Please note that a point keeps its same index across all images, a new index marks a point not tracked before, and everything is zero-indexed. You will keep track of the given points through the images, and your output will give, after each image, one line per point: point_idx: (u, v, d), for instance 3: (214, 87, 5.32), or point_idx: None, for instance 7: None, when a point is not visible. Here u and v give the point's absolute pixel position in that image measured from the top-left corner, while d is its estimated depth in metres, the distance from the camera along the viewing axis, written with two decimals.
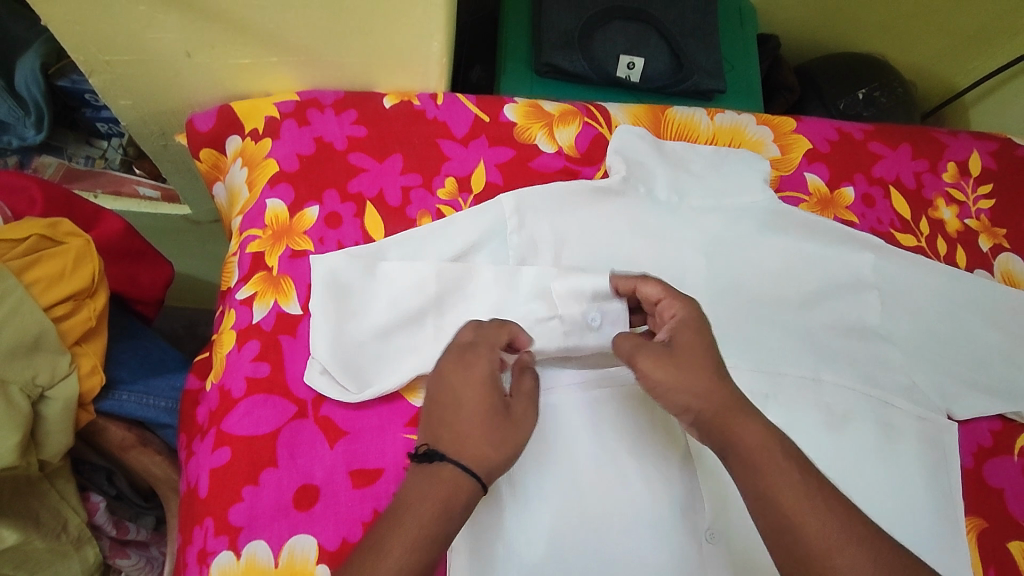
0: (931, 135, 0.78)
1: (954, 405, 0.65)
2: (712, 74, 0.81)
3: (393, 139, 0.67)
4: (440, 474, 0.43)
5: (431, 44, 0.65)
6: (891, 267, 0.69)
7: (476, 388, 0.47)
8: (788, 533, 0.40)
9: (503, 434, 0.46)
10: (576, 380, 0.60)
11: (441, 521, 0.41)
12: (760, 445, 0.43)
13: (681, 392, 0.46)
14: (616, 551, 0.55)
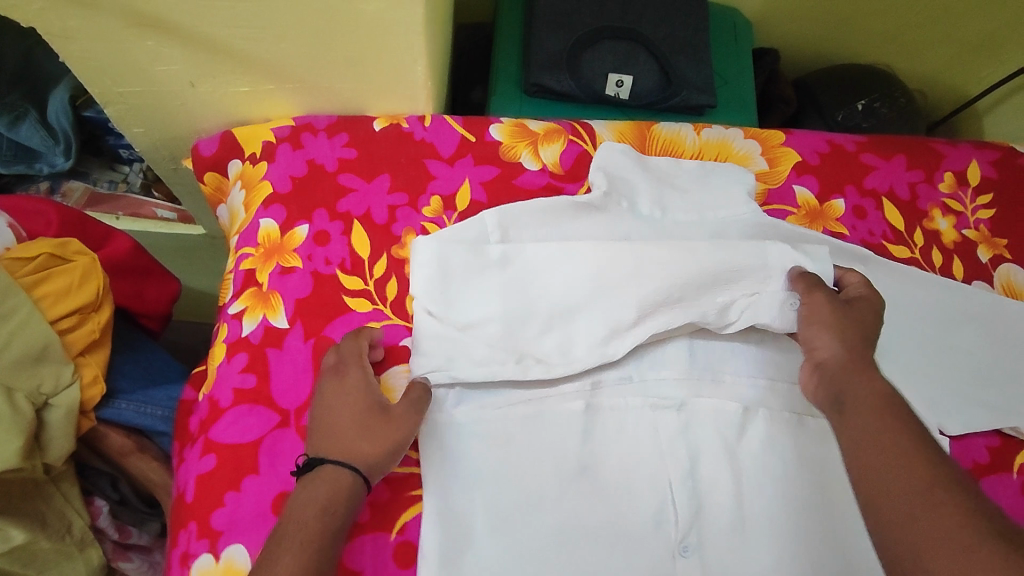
0: (928, 145, 0.76)
1: (948, 421, 0.63)
2: (702, 90, 0.81)
3: (381, 160, 0.69)
4: (318, 476, 0.52)
5: (415, 69, 0.67)
6: (883, 282, 0.68)
7: (343, 401, 0.56)
8: (887, 477, 0.46)
9: (377, 432, 0.54)
10: (568, 394, 0.61)
11: (329, 518, 0.49)
12: (875, 410, 0.50)
13: (823, 338, 0.56)
14: (591, 565, 0.55)
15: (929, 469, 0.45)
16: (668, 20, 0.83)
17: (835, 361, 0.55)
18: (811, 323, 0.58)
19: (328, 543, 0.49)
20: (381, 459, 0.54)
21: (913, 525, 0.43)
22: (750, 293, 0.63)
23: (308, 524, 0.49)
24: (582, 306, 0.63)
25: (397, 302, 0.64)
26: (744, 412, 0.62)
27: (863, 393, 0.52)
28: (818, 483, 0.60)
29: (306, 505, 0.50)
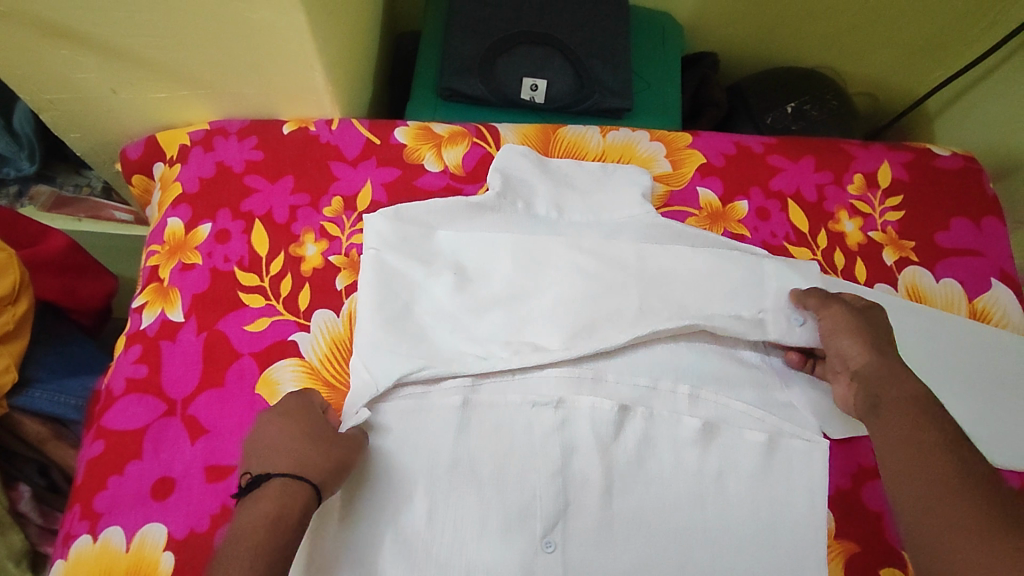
0: (839, 146, 0.76)
1: (829, 423, 0.63)
2: (618, 93, 0.82)
3: (286, 162, 0.72)
4: (266, 492, 0.50)
5: (315, 73, 0.69)
6: (789, 282, 0.66)
7: (291, 426, 0.55)
8: (919, 468, 0.49)
9: (329, 447, 0.54)
10: (457, 388, 0.61)
11: (283, 531, 0.48)
12: (908, 406, 0.53)
13: (849, 345, 0.59)
14: (459, 556, 0.56)
15: (956, 462, 0.48)
16: (586, 24, 0.85)
17: (869, 367, 0.57)
18: (839, 332, 0.61)
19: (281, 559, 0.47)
20: (333, 473, 0.53)
21: (926, 517, 0.47)
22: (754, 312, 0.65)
23: (262, 538, 0.47)
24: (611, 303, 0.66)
25: (290, 297, 0.66)
26: (622, 410, 0.62)
27: (899, 391, 0.54)
28: (693, 485, 0.60)
29: (258, 521, 0.48)
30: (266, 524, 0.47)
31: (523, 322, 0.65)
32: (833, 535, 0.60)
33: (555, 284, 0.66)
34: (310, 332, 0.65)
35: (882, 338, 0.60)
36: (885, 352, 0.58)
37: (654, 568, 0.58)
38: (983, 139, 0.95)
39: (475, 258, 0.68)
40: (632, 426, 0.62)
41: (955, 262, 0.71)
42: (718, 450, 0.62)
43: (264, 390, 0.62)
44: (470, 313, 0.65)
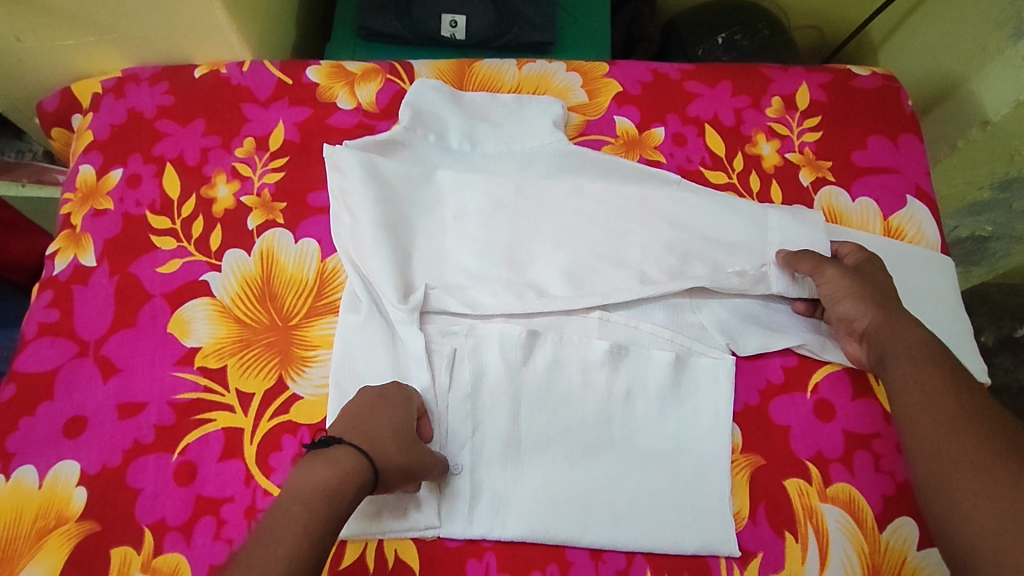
0: (757, 70, 0.76)
1: (738, 341, 0.62)
2: (538, 27, 0.81)
3: (197, 106, 0.71)
4: (333, 459, 0.48)
5: (215, 12, 0.68)
6: (799, 231, 0.65)
7: (386, 411, 0.53)
8: (920, 412, 0.51)
9: (407, 446, 0.52)
10: (470, 331, 0.62)
11: (334, 505, 0.46)
12: (916, 355, 0.54)
13: (848, 307, 0.59)
14: (474, 483, 0.58)
15: (960, 402, 0.50)
16: None
17: (873, 325, 0.58)
18: (837, 296, 0.60)
19: (322, 529, 0.45)
20: (396, 467, 0.51)
21: (935, 458, 0.48)
22: (759, 264, 0.64)
23: (311, 508, 0.45)
24: (614, 252, 0.66)
25: (201, 238, 0.66)
26: (530, 336, 0.62)
27: (907, 343, 0.55)
28: (600, 406, 0.60)
29: (319, 486, 0.46)
30: (320, 493, 0.46)
31: (527, 263, 0.65)
32: (739, 450, 0.59)
33: (540, 225, 0.67)
34: (221, 272, 0.64)
35: (885, 290, 0.59)
36: (886, 305, 0.58)
37: (558, 486, 0.57)
38: (917, 67, 0.94)
39: (474, 198, 0.67)
40: (541, 352, 0.62)
41: (871, 181, 0.71)
42: (626, 371, 0.61)
43: (176, 328, 0.62)
44: (416, 258, 0.65)
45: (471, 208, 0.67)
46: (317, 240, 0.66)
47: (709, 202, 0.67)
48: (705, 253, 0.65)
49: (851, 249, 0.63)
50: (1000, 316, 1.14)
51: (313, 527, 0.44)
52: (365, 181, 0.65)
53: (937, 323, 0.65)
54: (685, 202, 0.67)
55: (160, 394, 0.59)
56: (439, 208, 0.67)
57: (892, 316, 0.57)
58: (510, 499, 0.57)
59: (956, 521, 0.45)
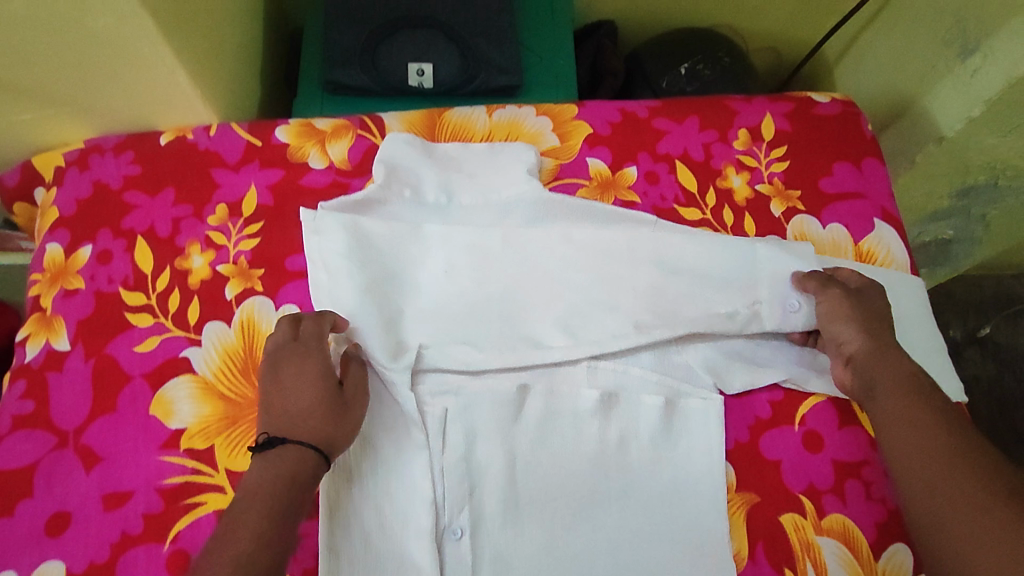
0: (722, 103, 0.77)
1: (724, 379, 0.63)
2: (505, 70, 0.82)
3: (166, 174, 0.70)
4: (282, 455, 0.50)
5: (179, 80, 0.67)
6: (786, 265, 0.66)
7: (313, 388, 0.54)
8: (913, 447, 0.52)
9: (338, 407, 0.55)
10: (457, 389, 0.62)
11: (295, 490, 0.49)
12: (906, 387, 0.56)
13: (846, 331, 0.61)
14: (473, 546, 0.57)
15: (948, 438, 0.51)
16: (468, 2, 0.83)
17: (863, 353, 0.59)
18: (835, 318, 0.61)
19: (288, 514, 0.48)
20: (342, 435, 0.54)
21: (929, 494, 0.50)
22: (750, 302, 0.65)
23: (275, 499, 0.48)
24: (597, 297, 0.67)
25: (179, 313, 0.65)
26: (520, 390, 0.62)
27: (896, 374, 0.57)
28: (595, 456, 0.61)
29: (276, 479, 0.49)
30: (282, 486, 0.48)
31: (512, 316, 0.66)
32: (735, 488, 0.61)
33: (522, 274, 0.67)
34: (201, 346, 0.63)
35: (880, 319, 0.61)
36: (880, 335, 0.60)
37: (559, 542, 0.58)
38: (873, 84, 0.97)
39: (453, 253, 0.67)
40: (532, 404, 0.62)
41: (839, 207, 0.72)
42: (618, 418, 0.62)
43: (159, 410, 0.60)
44: (400, 316, 0.64)
45: (452, 264, 0.67)
46: (299, 304, 0.66)
47: (686, 239, 0.68)
48: (686, 291, 0.66)
49: (849, 275, 0.65)
50: (975, 311, 1.22)
51: (282, 516, 0.47)
52: (346, 242, 0.65)
53: (913, 345, 0.67)
54: (663, 241, 0.68)
55: (146, 481, 0.58)
56: (418, 265, 0.67)
57: (885, 346, 0.59)
58: (514, 560, 0.57)
59: (953, 559, 0.46)
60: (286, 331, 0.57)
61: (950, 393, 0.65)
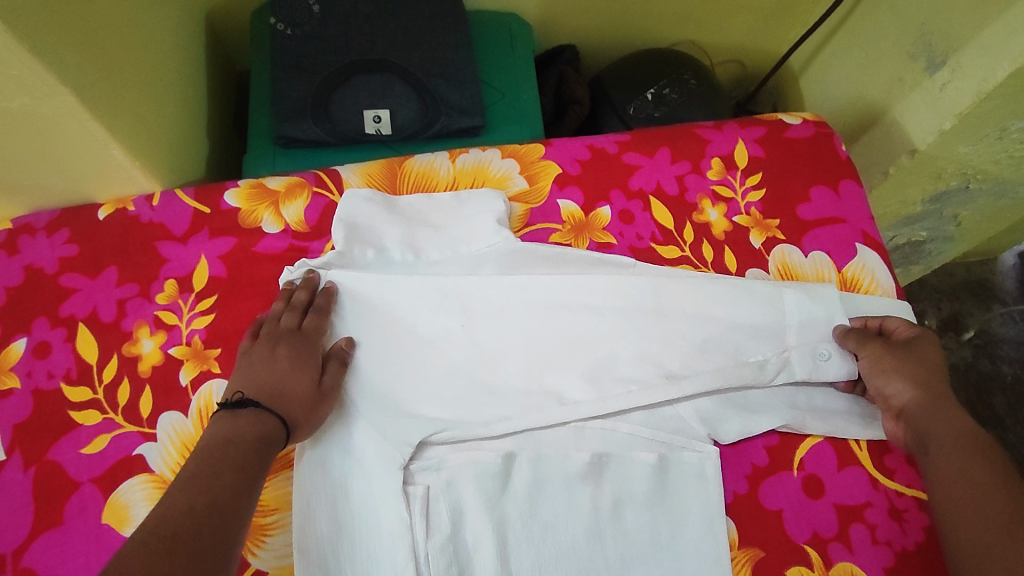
0: (692, 132, 0.75)
1: (718, 429, 0.61)
2: (466, 110, 0.78)
3: (106, 253, 0.65)
4: (255, 418, 0.52)
5: (113, 153, 0.62)
6: (815, 309, 0.64)
7: (299, 370, 0.56)
8: (968, 506, 0.50)
9: (317, 401, 0.56)
10: (441, 466, 0.58)
11: (260, 452, 0.50)
12: (963, 442, 0.53)
13: (894, 383, 0.59)
14: None
15: (1010, 500, 0.49)
16: (421, 41, 0.79)
17: (913, 406, 0.57)
18: (880, 370, 0.60)
19: (249, 470, 0.48)
20: (308, 422, 0.55)
21: (987, 557, 0.47)
22: (779, 351, 0.63)
23: (246, 450, 0.49)
24: (580, 350, 0.63)
25: (129, 406, 0.59)
26: (506, 459, 0.58)
27: (949, 427, 0.55)
28: (589, 525, 0.57)
29: (247, 434, 0.50)
30: (254, 442, 0.50)
31: (491, 380, 0.62)
32: (738, 546, 0.57)
33: (499, 331, 0.63)
34: (157, 441, 0.58)
35: (932, 372, 0.59)
36: (931, 387, 0.58)
37: None
38: (840, 94, 0.96)
39: (424, 316, 0.63)
40: (519, 474, 0.58)
41: (820, 234, 0.70)
42: (610, 482, 0.58)
43: (112, 518, 0.55)
44: (374, 387, 0.60)
45: (425, 327, 0.63)
46: None
47: (668, 282, 0.65)
48: (671, 337, 0.63)
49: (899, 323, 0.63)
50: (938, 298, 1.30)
51: (252, 466, 0.48)
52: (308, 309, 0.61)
53: None
54: (646, 287, 0.65)
55: None
56: (389, 331, 0.62)
57: (937, 399, 0.57)
58: None
59: None
60: (291, 321, 0.60)
61: None
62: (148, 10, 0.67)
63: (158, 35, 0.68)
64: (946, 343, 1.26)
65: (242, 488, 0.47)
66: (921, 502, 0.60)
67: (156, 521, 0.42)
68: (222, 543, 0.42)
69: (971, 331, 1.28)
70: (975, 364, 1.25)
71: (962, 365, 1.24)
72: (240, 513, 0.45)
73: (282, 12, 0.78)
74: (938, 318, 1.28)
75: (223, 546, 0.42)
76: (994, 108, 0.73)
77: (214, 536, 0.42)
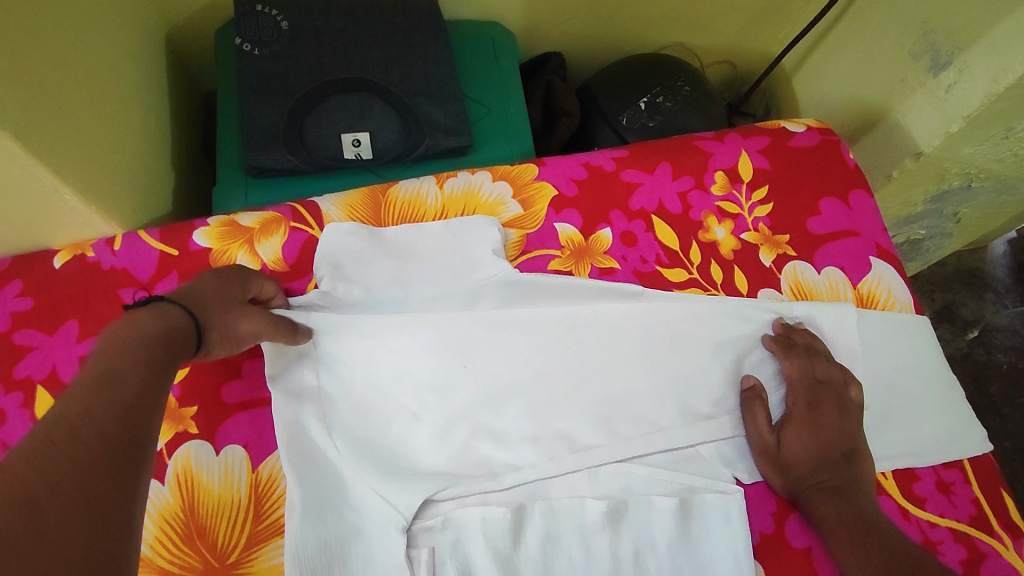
0: (693, 145, 0.71)
1: (738, 467, 0.57)
2: (452, 130, 0.74)
3: (66, 305, 0.59)
4: (156, 313, 0.45)
5: (64, 196, 0.56)
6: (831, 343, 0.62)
7: (223, 290, 0.52)
8: None
9: (238, 314, 0.51)
10: (446, 527, 0.52)
11: (169, 349, 0.44)
12: (860, 528, 0.52)
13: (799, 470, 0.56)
14: None
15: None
16: (400, 57, 0.74)
17: (817, 490, 0.55)
18: (789, 451, 0.56)
19: (159, 369, 0.42)
20: (220, 331, 0.50)
21: None
22: None
23: (149, 352, 0.42)
24: (585, 386, 0.59)
25: None
26: (516, 512, 0.53)
27: (852, 511, 0.53)
28: None
29: (152, 336, 0.43)
30: (162, 335, 0.44)
31: (493, 426, 0.57)
32: None
33: (499, 369, 0.59)
34: None
35: (842, 451, 0.56)
36: (837, 471, 0.55)
37: None
38: (837, 95, 0.93)
39: (420, 357, 0.58)
40: (528, 527, 0.53)
41: (832, 249, 0.67)
42: (630, 531, 0.54)
43: None
44: (371, 440, 0.55)
45: (422, 370, 0.58)
46: (244, 444, 0.55)
47: (679, 312, 0.61)
48: (683, 368, 0.60)
49: (825, 394, 0.58)
50: (933, 289, 1.28)
51: (156, 367, 0.42)
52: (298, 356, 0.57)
53: (927, 395, 0.62)
54: (658, 318, 0.61)
55: None
56: (384, 376, 0.57)
57: (843, 483, 0.54)
58: None
59: None
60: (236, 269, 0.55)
61: (973, 447, 0.61)
62: (97, 36, 0.61)
63: (109, 61, 0.62)
64: (942, 335, 1.24)
65: (147, 393, 0.40)
66: (956, 533, 0.56)
67: (42, 431, 0.34)
68: (127, 445, 0.36)
69: (965, 321, 1.25)
70: (970, 354, 1.23)
71: (958, 356, 1.22)
72: (146, 421, 0.39)
73: (246, 31, 0.72)
74: (932, 310, 1.26)
75: (127, 451, 0.36)
76: (1003, 108, 0.70)
77: (119, 442, 0.36)
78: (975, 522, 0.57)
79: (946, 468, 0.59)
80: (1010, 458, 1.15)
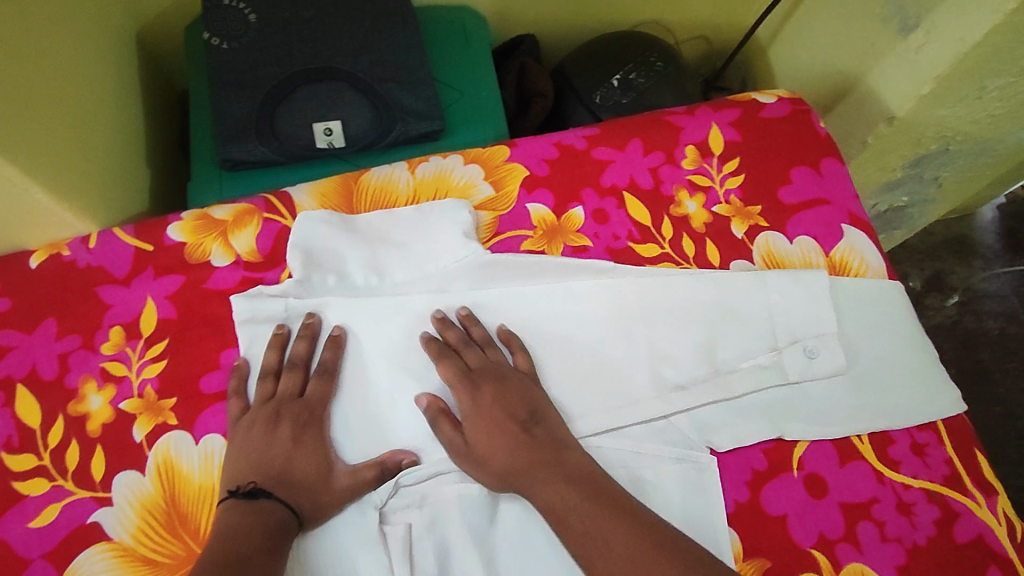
0: (664, 121, 0.71)
1: (714, 437, 0.58)
2: (423, 114, 0.74)
3: (44, 304, 0.60)
4: (260, 509, 0.49)
5: (36, 196, 0.56)
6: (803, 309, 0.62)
7: (280, 421, 0.54)
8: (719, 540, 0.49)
9: (302, 432, 0.54)
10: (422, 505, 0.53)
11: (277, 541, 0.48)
12: None
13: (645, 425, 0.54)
14: None
15: None
16: (370, 44, 0.74)
17: None
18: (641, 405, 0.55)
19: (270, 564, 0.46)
20: (311, 458, 0.53)
21: None
22: (769, 350, 0.61)
23: (250, 539, 0.47)
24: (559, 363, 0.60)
25: (80, 470, 0.54)
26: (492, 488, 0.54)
27: None
28: None
29: (256, 530, 0.47)
30: (267, 530, 0.48)
31: None
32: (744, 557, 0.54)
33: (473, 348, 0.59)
34: (114, 505, 0.53)
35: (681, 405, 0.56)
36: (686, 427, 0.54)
37: None
38: (811, 65, 0.93)
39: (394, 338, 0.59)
40: (505, 504, 0.54)
41: (804, 218, 0.67)
42: None
43: None
44: (348, 424, 0.56)
45: (396, 352, 0.58)
46: (223, 433, 0.56)
47: (649, 287, 0.62)
48: (656, 341, 0.61)
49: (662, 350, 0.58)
50: (920, 258, 1.28)
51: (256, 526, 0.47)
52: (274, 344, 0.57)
53: (902, 358, 0.62)
54: (629, 290, 0.62)
55: None
56: (360, 357, 0.58)
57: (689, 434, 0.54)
58: None
59: None
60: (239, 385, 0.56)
61: (947, 408, 0.61)
62: (64, 36, 0.61)
63: (78, 61, 0.63)
64: (931, 304, 1.24)
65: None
66: (929, 492, 0.57)
67: None
68: None
69: (953, 288, 1.25)
70: (960, 321, 1.23)
71: (947, 324, 1.22)
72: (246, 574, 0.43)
73: (214, 26, 0.72)
74: (920, 279, 1.26)
75: None
76: (973, 68, 0.70)
77: None
78: (949, 481, 0.58)
79: (920, 430, 0.60)
80: (1000, 422, 1.15)
